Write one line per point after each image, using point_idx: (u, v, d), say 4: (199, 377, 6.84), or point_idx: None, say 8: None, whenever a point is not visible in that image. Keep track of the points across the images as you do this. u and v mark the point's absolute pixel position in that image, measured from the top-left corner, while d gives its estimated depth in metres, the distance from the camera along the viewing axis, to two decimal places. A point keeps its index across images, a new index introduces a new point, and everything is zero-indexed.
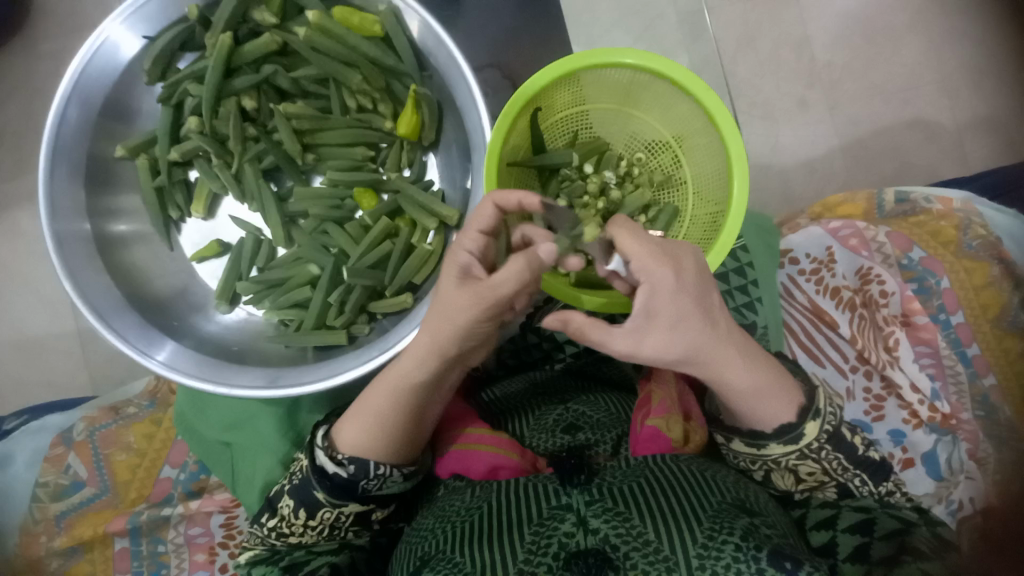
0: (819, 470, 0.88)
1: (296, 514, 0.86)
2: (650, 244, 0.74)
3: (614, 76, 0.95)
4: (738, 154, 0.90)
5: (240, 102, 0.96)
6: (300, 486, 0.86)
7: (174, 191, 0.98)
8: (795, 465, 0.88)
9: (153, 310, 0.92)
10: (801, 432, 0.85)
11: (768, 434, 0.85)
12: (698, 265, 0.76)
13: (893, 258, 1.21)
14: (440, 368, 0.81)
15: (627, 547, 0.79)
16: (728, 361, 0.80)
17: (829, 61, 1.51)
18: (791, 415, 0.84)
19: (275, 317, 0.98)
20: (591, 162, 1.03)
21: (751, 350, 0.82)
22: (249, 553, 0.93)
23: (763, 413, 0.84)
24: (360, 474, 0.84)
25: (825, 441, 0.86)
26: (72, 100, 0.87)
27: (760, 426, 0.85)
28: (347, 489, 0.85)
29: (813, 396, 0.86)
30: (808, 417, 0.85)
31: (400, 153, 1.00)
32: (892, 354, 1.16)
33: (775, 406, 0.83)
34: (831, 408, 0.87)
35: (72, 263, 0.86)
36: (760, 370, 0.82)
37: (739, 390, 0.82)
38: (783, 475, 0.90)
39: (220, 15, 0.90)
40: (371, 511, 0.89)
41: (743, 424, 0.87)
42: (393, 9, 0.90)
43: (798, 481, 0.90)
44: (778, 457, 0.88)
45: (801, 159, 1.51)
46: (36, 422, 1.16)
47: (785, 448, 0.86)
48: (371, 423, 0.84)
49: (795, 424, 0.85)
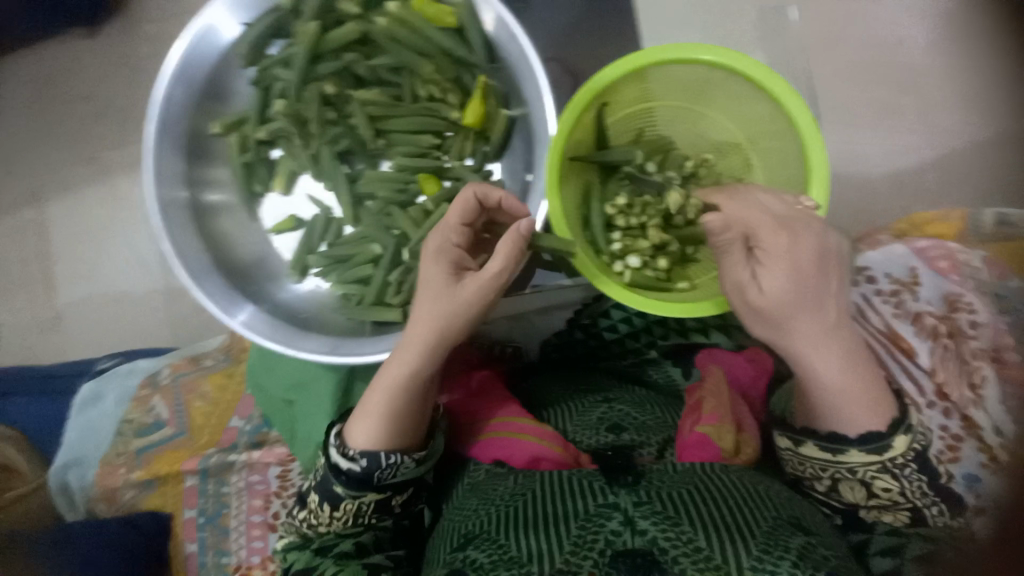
0: (895, 487, 0.81)
1: (324, 505, 0.92)
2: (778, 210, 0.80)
3: (687, 73, 0.92)
4: (818, 163, 0.86)
5: (321, 88, 1.02)
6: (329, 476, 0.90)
7: (259, 167, 1.07)
8: (870, 478, 0.82)
9: (235, 274, 1.01)
10: (888, 444, 0.79)
11: (850, 439, 0.79)
12: (798, 255, 0.75)
13: (989, 285, 1.09)
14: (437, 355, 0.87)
15: (676, 552, 0.78)
16: (822, 351, 0.77)
17: (933, 61, 1.38)
18: (880, 425, 0.79)
19: (339, 291, 1.05)
20: (655, 161, 1.01)
21: (853, 351, 0.79)
22: (287, 542, 1.00)
23: (846, 416, 0.79)
24: (372, 467, 0.87)
25: (912, 460, 0.80)
26: (178, 79, 0.96)
27: (843, 428, 0.80)
28: (362, 481, 0.89)
29: (906, 411, 0.80)
30: (899, 430, 0.79)
31: (464, 143, 1.03)
32: (976, 394, 1.02)
33: (867, 412, 0.78)
34: (921, 428, 0.82)
35: (171, 226, 0.96)
36: (855, 372, 0.78)
37: (829, 381, 0.78)
38: (854, 487, 0.84)
39: (310, 6, 0.96)
40: (392, 497, 0.93)
41: (822, 426, 0.82)
42: (469, 2, 0.92)
43: (869, 497, 0.84)
44: (855, 467, 0.81)
45: (889, 171, 1.38)
46: (128, 367, 1.31)
47: (867, 457, 0.80)
48: (377, 414, 0.87)
49: (884, 435, 0.78)
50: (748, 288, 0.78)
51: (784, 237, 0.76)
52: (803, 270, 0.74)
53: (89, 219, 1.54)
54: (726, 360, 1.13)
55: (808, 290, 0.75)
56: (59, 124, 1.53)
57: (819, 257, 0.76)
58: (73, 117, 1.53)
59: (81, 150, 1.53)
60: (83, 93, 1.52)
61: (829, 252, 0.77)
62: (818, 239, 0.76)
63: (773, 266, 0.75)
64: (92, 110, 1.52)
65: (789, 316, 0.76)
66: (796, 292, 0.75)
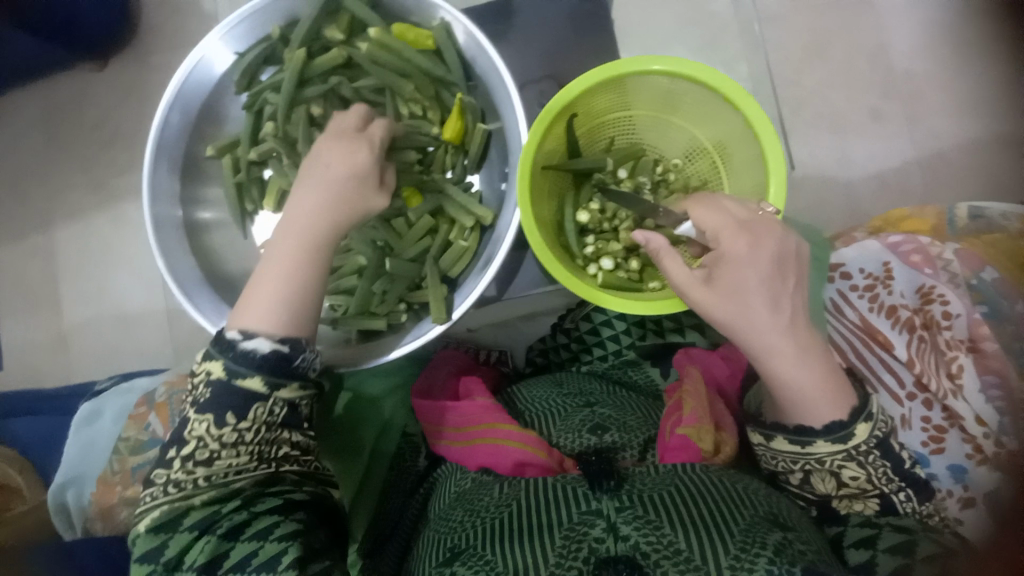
0: (863, 476, 0.86)
1: (221, 424, 0.79)
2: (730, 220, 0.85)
3: (652, 84, 0.97)
4: (776, 163, 0.90)
5: (309, 109, 1.07)
6: (236, 361, 0.79)
7: (250, 186, 1.12)
8: (839, 467, 0.86)
9: (226, 287, 1.06)
10: (852, 432, 0.83)
11: (816, 430, 0.83)
12: (754, 256, 0.81)
13: (961, 278, 1.11)
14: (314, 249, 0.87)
15: (658, 556, 0.80)
16: (779, 348, 0.81)
17: (907, 70, 1.43)
18: (840, 416, 0.83)
19: (326, 301, 1.09)
20: (626, 167, 1.06)
21: (810, 346, 0.82)
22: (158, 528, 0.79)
23: (808, 409, 0.83)
24: (294, 348, 0.81)
25: (875, 446, 0.85)
26: (175, 105, 1.02)
27: (810, 420, 0.84)
28: (282, 366, 0.80)
29: (868, 400, 0.84)
30: (860, 418, 0.83)
31: (444, 157, 1.07)
32: (955, 382, 1.06)
33: (829, 403, 0.82)
34: (883, 416, 0.86)
35: (167, 242, 1.02)
36: (813, 366, 0.82)
37: (793, 374, 0.82)
38: (825, 478, 0.88)
39: (297, 33, 1.02)
40: (302, 400, 0.85)
41: (789, 420, 0.85)
42: (444, 24, 1.00)
43: (840, 486, 0.88)
44: (823, 457, 0.85)
45: (871, 173, 1.43)
46: (126, 385, 1.36)
47: (833, 447, 0.84)
48: (284, 291, 0.84)
49: (845, 424, 0.83)
50: (694, 291, 0.83)
51: (736, 244, 0.82)
52: (756, 270, 0.80)
53: (97, 244, 1.60)
54: (700, 357, 1.15)
55: (759, 288, 0.80)
56: (69, 153, 1.61)
57: (773, 258, 0.81)
58: (84, 146, 1.60)
59: (92, 177, 1.60)
60: (94, 123, 1.60)
61: (786, 256, 0.83)
62: (775, 243, 0.82)
63: (728, 268, 0.82)
64: (104, 140, 1.60)
65: (746, 307, 0.80)
66: (747, 288, 0.80)
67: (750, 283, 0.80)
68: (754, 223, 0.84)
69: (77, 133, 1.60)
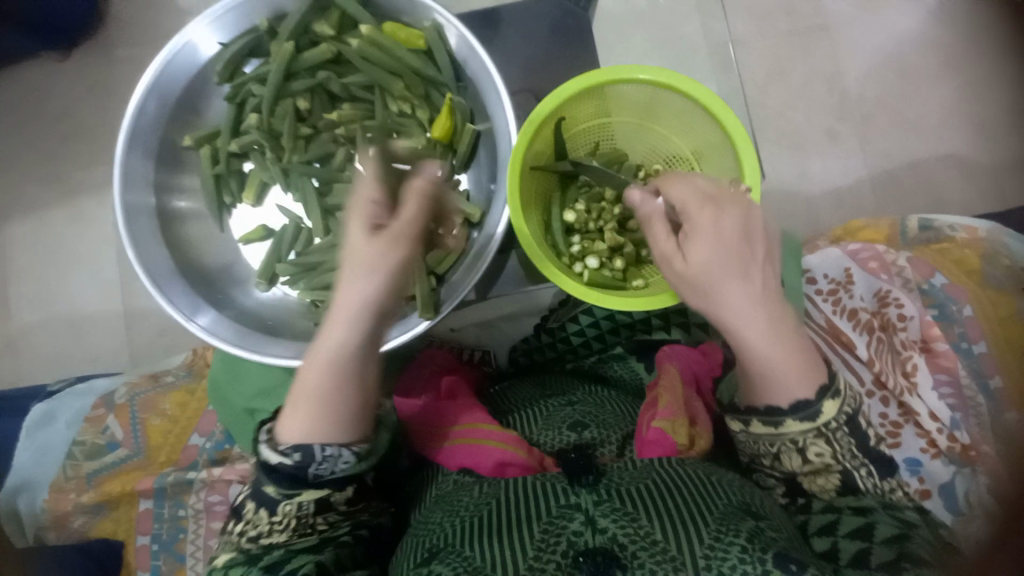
0: (827, 452, 0.91)
1: (264, 514, 0.87)
2: (698, 196, 0.86)
3: (635, 92, 1.02)
4: (751, 169, 0.93)
5: (296, 103, 1.06)
6: (270, 478, 0.84)
7: (229, 179, 1.09)
8: (808, 445, 0.90)
9: (200, 282, 1.01)
10: (818, 410, 0.87)
11: (785, 410, 0.87)
12: (724, 230, 0.83)
13: (913, 283, 1.19)
14: (372, 326, 0.82)
15: (635, 547, 0.81)
16: (752, 323, 0.82)
17: (860, 95, 1.55)
18: (809, 394, 0.86)
19: (307, 297, 1.06)
20: (610, 171, 1.10)
21: (780, 321, 0.84)
22: (224, 556, 0.88)
23: (778, 388, 0.86)
24: (307, 459, 0.82)
25: (843, 423, 0.89)
26: (152, 92, 0.99)
27: (778, 400, 0.87)
28: (302, 474, 0.84)
29: (835, 377, 0.88)
30: (826, 396, 0.86)
31: (431, 155, 1.08)
32: (910, 380, 1.13)
33: (797, 381, 0.85)
34: (851, 394, 0.90)
35: (138, 230, 0.97)
36: (785, 341, 0.83)
37: (766, 356, 0.84)
38: (792, 456, 0.92)
39: (286, 27, 1.02)
40: (333, 495, 0.88)
41: (760, 402, 0.89)
42: (436, 25, 1.00)
43: (805, 462, 0.92)
44: (795, 437, 0.89)
45: (829, 189, 1.53)
46: (82, 385, 1.25)
47: (802, 426, 0.88)
48: (308, 400, 0.82)
49: (812, 402, 0.86)
50: (667, 268, 0.85)
51: (701, 218, 0.83)
52: (725, 239, 0.82)
53: (50, 241, 1.52)
54: (680, 355, 1.18)
55: (729, 263, 0.81)
56: (29, 146, 1.53)
57: (737, 234, 0.83)
58: (42, 139, 1.53)
59: (49, 170, 1.53)
60: (54, 116, 1.53)
61: (753, 229, 0.84)
62: (737, 219, 0.83)
63: (699, 239, 0.83)
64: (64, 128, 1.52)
65: (716, 286, 0.81)
66: (718, 263, 0.81)
67: (721, 250, 0.82)
68: (719, 203, 0.85)
69: (38, 125, 1.52)
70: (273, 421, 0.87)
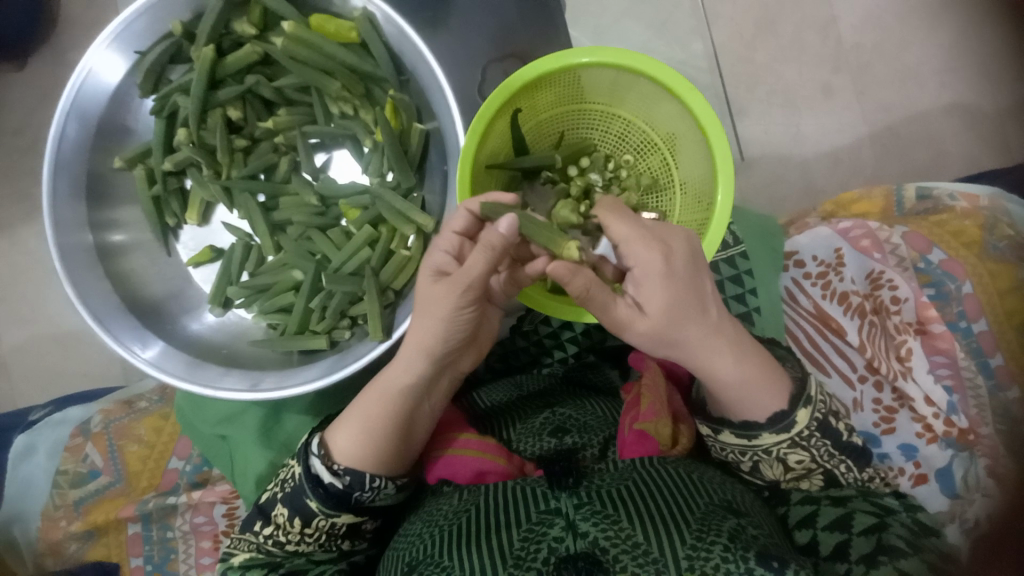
0: (807, 458, 0.86)
1: (310, 515, 0.86)
2: (639, 227, 0.77)
3: (596, 77, 0.93)
4: (722, 161, 0.89)
5: (226, 113, 0.99)
6: (324, 497, 0.85)
7: (169, 200, 1.02)
8: (785, 454, 0.86)
9: (151, 315, 0.97)
10: (793, 420, 0.83)
11: (761, 423, 0.83)
12: (690, 249, 0.78)
13: (908, 261, 1.10)
14: (431, 370, 0.86)
15: (616, 550, 0.75)
16: (714, 350, 0.80)
17: (857, 43, 1.40)
18: (782, 404, 0.83)
19: (264, 321, 1.02)
20: (578, 162, 1.01)
21: (743, 343, 0.82)
22: (243, 557, 0.92)
23: (753, 405, 0.83)
24: (355, 484, 0.85)
25: (815, 429, 0.84)
26: (71, 114, 0.91)
27: (753, 415, 0.83)
28: (341, 500, 0.86)
29: (805, 385, 0.84)
30: (799, 404, 0.83)
31: (380, 160, 0.98)
32: (904, 364, 1.05)
33: (767, 392, 0.82)
34: (822, 397, 0.86)
35: (75, 270, 0.92)
36: (749, 362, 0.82)
37: (730, 379, 0.81)
38: (773, 465, 0.87)
39: (202, 28, 0.93)
40: (362, 521, 0.91)
41: (734, 416, 0.84)
42: (366, 15, 0.91)
43: (788, 471, 0.88)
44: (770, 447, 0.85)
45: (824, 150, 1.41)
46: (59, 415, 1.23)
47: (778, 436, 0.84)
48: (364, 421, 0.86)
49: (787, 412, 0.83)
50: (636, 323, 0.76)
51: (649, 252, 0.75)
52: (676, 275, 0.75)
53: (27, 258, 1.37)
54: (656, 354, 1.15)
55: (687, 297, 0.76)
56: None
57: (686, 258, 0.77)
58: None
59: (8, 187, 1.37)
60: None
61: (699, 252, 0.80)
62: (684, 244, 0.78)
63: (653, 281, 0.74)
64: (6, 132, 1.36)
65: (675, 331, 0.77)
66: (678, 302, 0.76)
67: (677, 278, 0.76)
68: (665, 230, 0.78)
69: None
70: (323, 433, 0.89)
